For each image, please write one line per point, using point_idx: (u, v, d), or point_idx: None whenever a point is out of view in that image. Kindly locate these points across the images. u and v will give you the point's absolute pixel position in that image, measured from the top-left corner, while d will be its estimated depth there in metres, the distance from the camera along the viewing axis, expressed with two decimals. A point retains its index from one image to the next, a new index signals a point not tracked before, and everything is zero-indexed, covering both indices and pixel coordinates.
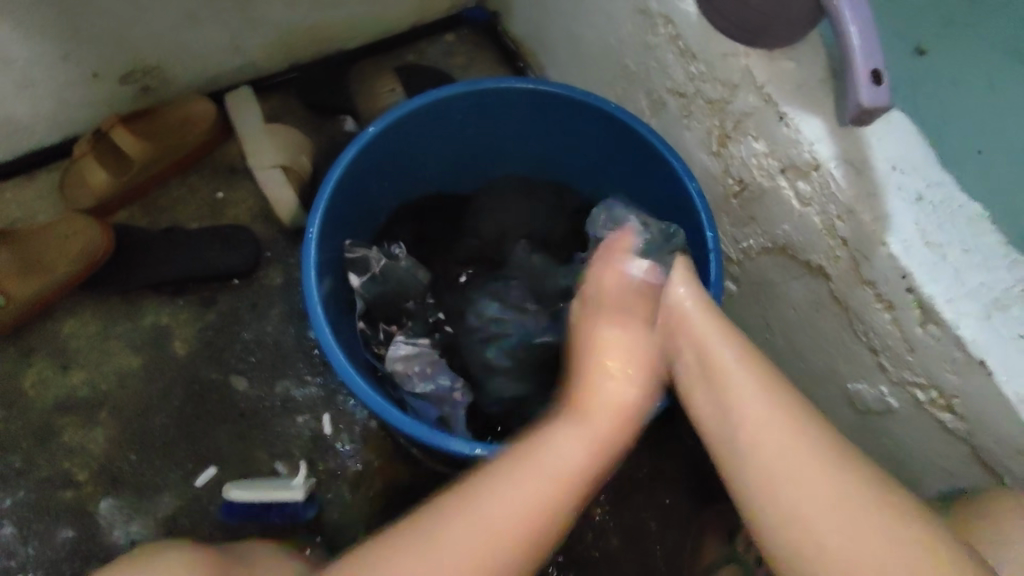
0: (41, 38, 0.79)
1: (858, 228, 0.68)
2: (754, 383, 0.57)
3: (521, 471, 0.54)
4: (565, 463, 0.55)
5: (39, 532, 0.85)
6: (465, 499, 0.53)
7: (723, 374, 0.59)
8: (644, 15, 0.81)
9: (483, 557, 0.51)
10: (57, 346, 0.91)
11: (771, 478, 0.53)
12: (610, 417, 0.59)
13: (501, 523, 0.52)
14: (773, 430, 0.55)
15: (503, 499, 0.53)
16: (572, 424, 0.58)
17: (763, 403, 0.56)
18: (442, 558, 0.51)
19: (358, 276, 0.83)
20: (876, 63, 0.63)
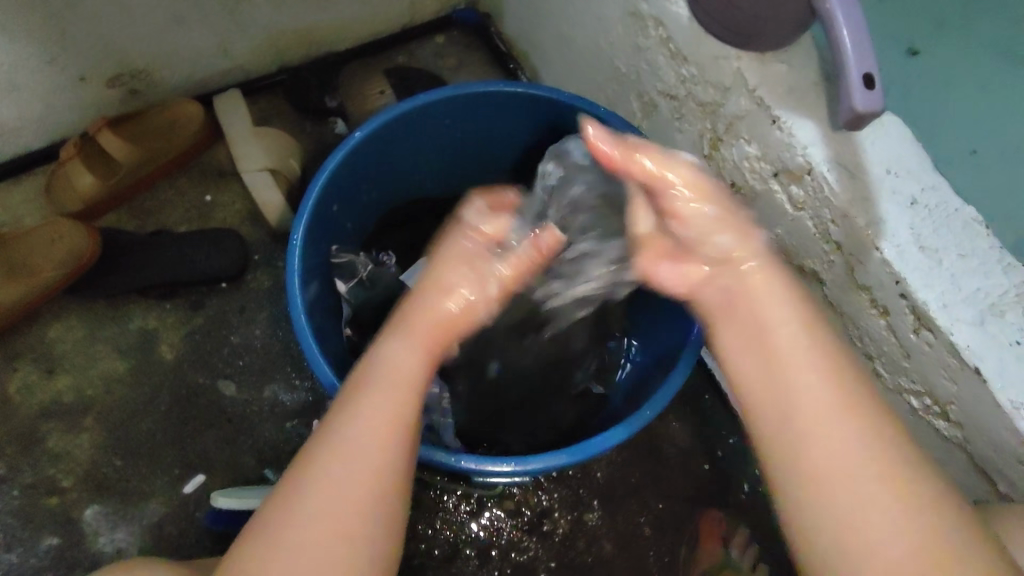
0: (27, 41, 0.78)
1: (853, 232, 0.67)
2: (840, 406, 0.50)
3: (371, 393, 0.53)
4: (403, 367, 0.55)
5: (24, 540, 0.84)
6: (319, 447, 0.51)
7: (792, 366, 0.52)
8: (634, 17, 0.81)
9: (352, 504, 0.48)
10: (43, 351, 0.90)
11: (832, 482, 0.47)
12: (434, 325, 0.58)
13: (359, 459, 0.50)
14: (841, 439, 0.48)
15: (358, 433, 0.51)
16: (403, 334, 0.57)
17: (846, 433, 0.48)
18: (317, 510, 0.48)
19: (342, 281, 0.84)
20: (868, 67, 0.62)
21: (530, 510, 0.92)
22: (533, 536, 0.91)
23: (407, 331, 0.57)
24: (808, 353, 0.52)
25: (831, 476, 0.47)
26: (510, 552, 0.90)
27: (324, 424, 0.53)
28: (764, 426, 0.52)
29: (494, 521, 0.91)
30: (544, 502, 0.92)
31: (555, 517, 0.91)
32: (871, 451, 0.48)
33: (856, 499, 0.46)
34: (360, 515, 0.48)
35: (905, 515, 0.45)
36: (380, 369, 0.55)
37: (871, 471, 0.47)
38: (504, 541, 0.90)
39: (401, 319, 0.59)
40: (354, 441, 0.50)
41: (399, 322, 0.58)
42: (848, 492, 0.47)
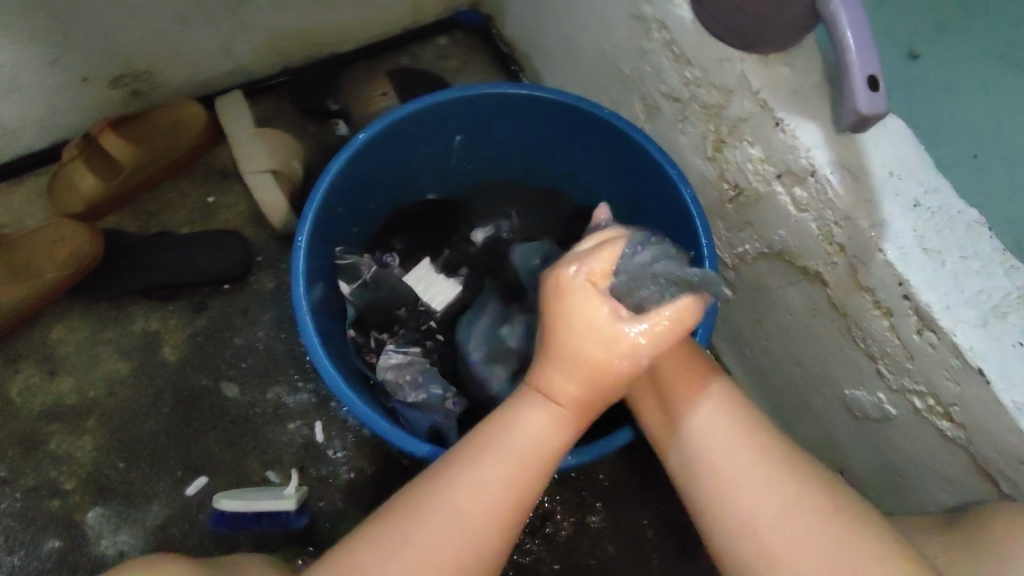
0: (29, 41, 0.78)
1: (856, 234, 0.68)
2: (725, 412, 0.55)
3: (491, 459, 0.52)
4: (536, 443, 0.53)
5: (25, 542, 0.84)
6: (436, 485, 0.51)
7: (702, 395, 0.57)
8: (638, 19, 0.81)
9: (456, 564, 0.48)
10: (45, 353, 0.90)
11: (744, 496, 0.51)
12: (576, 395, 0.53)
13: (476, 522, 0.50)
14: (725, 439, 0.54)
15: (482, 480, 0.51)
16: (540, 396, 0.54)
17: (723, 423, 0.54)
18: (449, 516, 0.50)
19: (348, 282, 0.84)
20: (873, 69, 0.63)
21: (534, 511, 0.92)
22: (535, 538, 0.91)
23: (550, 385, 0.54)
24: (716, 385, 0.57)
25: (736, 490, 0.51)
26: (513, 554, 0.90)
27: (440, 481, 0.51)
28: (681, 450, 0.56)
29: None
30: (548, 503, 0.92)
31: (558, 519, 0.92)
32: (771, 467, 0.52)
33: (768, 510, 0.50)
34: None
35: (821, 516, 0.49)
36: (513, 442, 0.52)
37: (787, 485, 0.51)
38: None
39: (523, 382, 0.56)
40: (495, 487, 0.51)
41: (542, 384, 0.54)
42: (764, 506, 0.50)
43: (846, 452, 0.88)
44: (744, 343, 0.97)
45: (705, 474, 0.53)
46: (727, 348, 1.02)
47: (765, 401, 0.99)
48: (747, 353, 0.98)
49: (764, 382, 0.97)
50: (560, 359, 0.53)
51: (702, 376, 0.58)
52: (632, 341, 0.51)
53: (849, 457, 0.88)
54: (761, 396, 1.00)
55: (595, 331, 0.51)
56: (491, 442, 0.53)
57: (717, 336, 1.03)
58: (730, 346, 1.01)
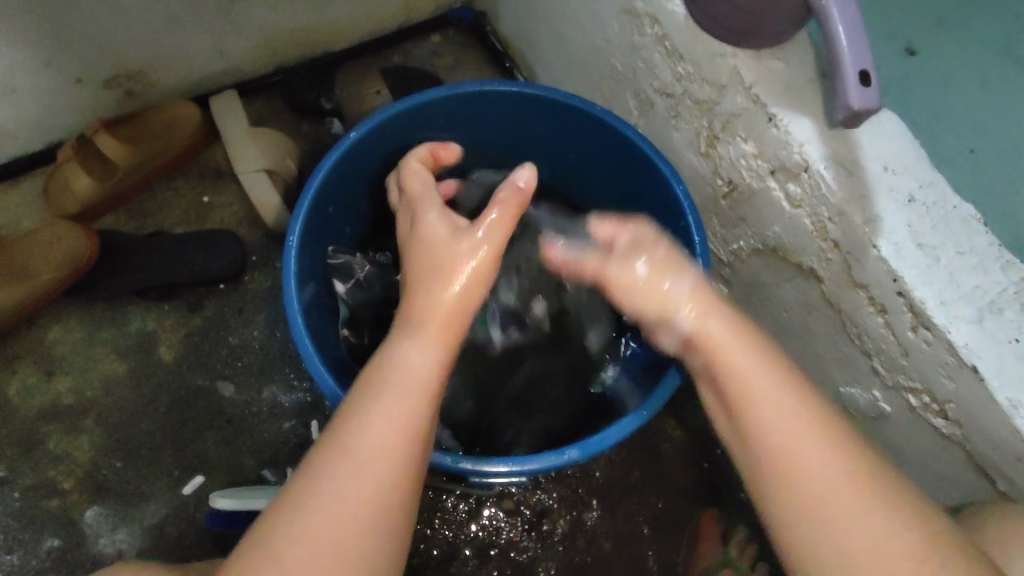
0: (23, 43, 0.78)
1: (850, 230, 0.67)
2: (786, 400, 0.54)
3: (385, 393, 0.54)
4: (419, 367, 0.55)
5: (24, 542, 0.84)
6: (334, 445, 0.52)
7: (753, 383, 0.56)
8: (630, 15, 0.80)
9: (369, 490, 0.50)
10: (42, 353, 0.91)
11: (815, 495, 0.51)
12: (445, 305, 0.58)
13: (371, 454, 0.51)
14: (801, 436, 0.53)
15: (374, 417, 0.52)
16: (411, 329, 0.57)
17: (794, 413, 0.54)
18: (356, 474, 0.50)
19: (341, 282, 0.84)
20: (865, 64, 0.62)
21: (530, 508, 0.92)
22: (531, 535, 0.91)
23: (421, 317, 0.57)
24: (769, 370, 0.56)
25: (812, 490, 0.51)
26: (509, 551, 0.90)
27: (334, 422, 0.54)
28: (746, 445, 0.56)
29: (493, 520, 0.91)
30: (543, 500, 0.92)
31: (554, 515, 0.92)
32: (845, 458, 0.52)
33: (830, 508, 0.50)
34: (371, 504, 0.50)
35: (880, 517, 0.50)
36: (395, 371, 0.55)
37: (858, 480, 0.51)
38: (503, 539, 0.90)
39: (410, 316, 0.58)
40: (394, 421, 0.52)
41: (410, 318, 0.58)
42: (833, 508, 0.50)
43: None
44: None
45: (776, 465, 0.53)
46: None
47: None
48: None
49: None
50: (416, 314, 0.58)
51: (758, 363, 0.56)
52: (466, 242, 0.59)
53: None
54: None
55: (434, 267, 0.59)
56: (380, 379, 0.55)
57: None
58: None
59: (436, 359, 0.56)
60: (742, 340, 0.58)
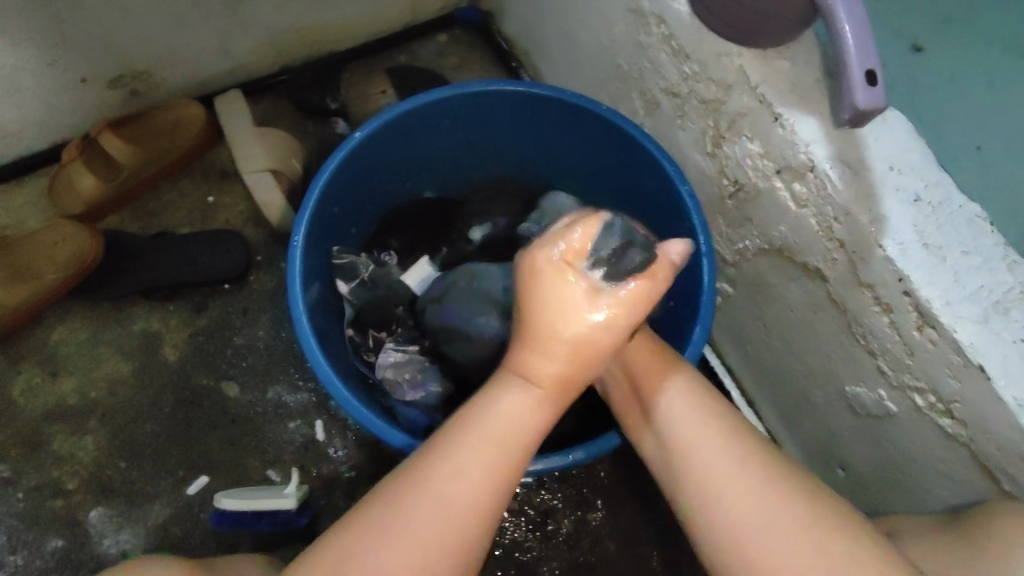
0: (28, 43, 0.78)
1: (856, 230, 0.67)
2: (695, 406, 0.57)
3: (482, 446, 0.51)
4: (515, 427, 0.52)
5: (28, 542, 0.84)
6: (412, 489, 0.50)
7: (664, 390, 0.59)
8: (636, 15, 0.80)
9: (445, 540, 0.48)
10: (47, 353, 0.91)
11: (724, 496, 0.52)
12: (557, 373, 0.52)
13: (456, 508, 0.49)
14: (700, 437, 0.55)
15: (462, 469, 0.50)
16: (524, 380, 0.53)
17: (689, 413, 0.57)
18: (421, 528, 0.48)
19: (346, 282, 0.83)
20: (871, 63, 0.62)
21: (534, 509, 0.91)
22: (534, 536, 0.91)
23: (534, 367, 0.53)
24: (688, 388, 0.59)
25: (709, 481, 0.53)
26: (513, 552, 0.90)
27: (419, 460, 0.51)
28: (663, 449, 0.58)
29: (497, 520, 0.91)
30: (548, 501, 0.92)
31: (559, 516, 0.91)
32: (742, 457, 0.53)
33: (761, 520, 0.50)
34: (445, 556, 0.48)
35: (786, 508, 0.50)
36: (483, 426, 0.52)
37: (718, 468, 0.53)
38: (508, 540, 0.90)
39: (523, 351, 0.53)
40: (472, 479, 0.50)
41: (521, 360, 0.53)
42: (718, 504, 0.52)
43: (848, 449, 0.87)
44: (746, 341, 0.97)
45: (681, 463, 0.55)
46: (728, 344, 1.02)
47: (768, 398, 0.98)
48: (749, 350, 0.97)
49: (766, 379, 0.97)
50: (522, 360, 0.53)
51: (684, 382, 0.60)
52: (591, 301, 0.51)
53: (851, 454, 0.87)
54: (763, 394, 0.99)
55: (558, 316, 0.51)
56: (472, 425, 0.52)
57: (718, 333, 1.02)
58: (732, 343, 1.00)
59: (530, 435, 0.52)
60: (661, 359, 0.61)
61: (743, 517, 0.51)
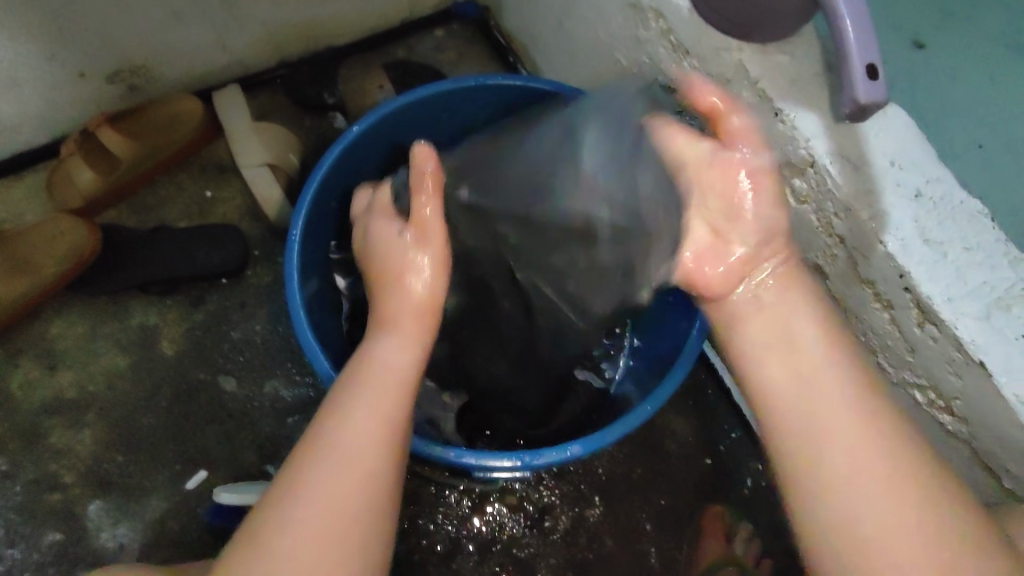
0: (25, 37, 0.78)
1: (857, 227, 0.67)
2: (842, 381, 0.57)
3: (363, 395, 0.55)
4: (391, 369, 0.57)
5: (26, 536, 0.84)
6: (317, 449, 0.52)
7: (816, 361, 0.58)
8: (635, 9, 0.80)
9: (352, 484, 0.51)
10: (45, 347, 0.91)
11: (851, 482, 0.54)
12: (411, 309, 0.59)
13: (357, 451, 0.52)
14: (859, 420, 0.55)
15: (353, 424, 0.53)
16: (386, 329, 0.59)
17: (838, 399, 0.56)
18: (333, 483, 0.51)
19: (343, 276, 0.84)
20: (873, 56, 0.61)
21: (532, 505, 0.91)
22: (533, 533, 0.90)
23: (393, 317, 0.59)
24: (855, 369, 0.57)
25: (850, 475, 0.54)
26: (511, 547, 0.90)
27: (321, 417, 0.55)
28: (777, 420, 0.58)
29: (495, 516, 0.91)
30: (546, 497, 0.92)
31: (556, 512, 0.91)
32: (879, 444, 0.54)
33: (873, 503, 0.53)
34: (356, 489, 0.51)
35: (905, 508, 0.52)
36: (365, 372, 0.56)
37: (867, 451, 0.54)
38: (505, 536, 0.90)
39: (384, 316, 0.60)
40: (365, 428, 0.53)
41: (387, 318, 0.60)
42: (844, 469, 0.54)
43: None
44: None
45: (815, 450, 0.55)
46: None
47: None
48: None
49: None
50: (390, 317, 0.60)
51: (841, 343, 0.59)
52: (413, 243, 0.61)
53: None
54: None
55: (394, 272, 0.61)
56: (359, 378, 0.56)
57: None
58: None
59: (403, 389, 0.56)
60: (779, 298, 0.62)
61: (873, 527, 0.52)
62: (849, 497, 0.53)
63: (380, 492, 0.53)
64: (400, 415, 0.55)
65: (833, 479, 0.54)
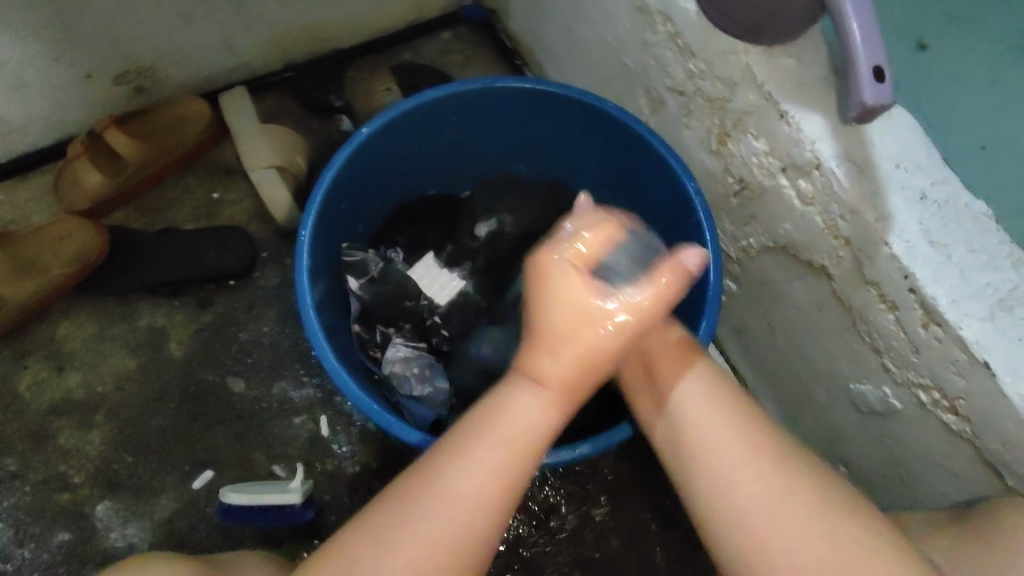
0: (33, 38, 0.78)
1: (861, 227, 0.67)
2: (713, 408, 0.56)
3: (484, 442, 0.51)
4: (528, 423, 0.51)
5: (35, 536, 0.85)
6: (429, 484, 0.50)
7: (674, 392, 0.58)
8: (642, 13, 0.80)
9: (458, 524, 0.49)
10: (54, 348, 0.91)
11: (756, 506, 0.51)
12: (564, 368, 0.51)
13: (467, 497, 0.50)
14: (738, 452, 0.53)
15: (471, 464, 0.50)
16: (527, 378, 0.52)
17: (726, 424, 0.54)
18: (431, 522, 0.49)
19: (356, 279, 0.84)
20: (879, 59, 0.61)
21: (537, 504, 0.92)
22: (539, 534, 0.91)
23: (536, 366, 0.52)
24: (723, 408, 0.55)
25: (740, 491, 0.52)
26: (517, 546, 0.90)
27: (423, 466, 0.52)
28: (676, 449, 0.57)
29: None
30: (551, 497, 0.92)
31: (562, 512, 0.92)
32: (762, 459, 0.52)
33: (792, 523, 0.50)
34: (466, 532, 0.49)
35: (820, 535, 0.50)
36: (493, 427, 0.51)
37: (739, 461, 0.53)
38: (511, 535, 0.91)
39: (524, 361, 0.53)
40: (476, 480, 0.50)
41: (527, 365, 0.53)
42: (723, 469, 0.53)
43: (851, 444, 0.88)
44: (749, 337, 0.97)
45: (717, 478, 0.53)
46: (732, 342, 1.02)
47: (770, 395, 0.99)
48: (751, 347, 0.98)
49: (768, 376, 0.97)
50: (531, 362, 0.52)
51: (700, 378, 0.58)
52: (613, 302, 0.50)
53: (853, 449, 0.88)
54: (765, 390, 1.00)
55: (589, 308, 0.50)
56: (486, 425, 0.52)
57: (721, 329, 1.03)
58: (735, 339, 1.00)
59: (528, 450, 0.52)
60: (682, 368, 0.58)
61: (789, 551, 0.50)
62: (755, 521, 0.51)
63: (484, 538, 0.50)
64: (524, 468, 0.51)
65: (720, 479, 0.53)
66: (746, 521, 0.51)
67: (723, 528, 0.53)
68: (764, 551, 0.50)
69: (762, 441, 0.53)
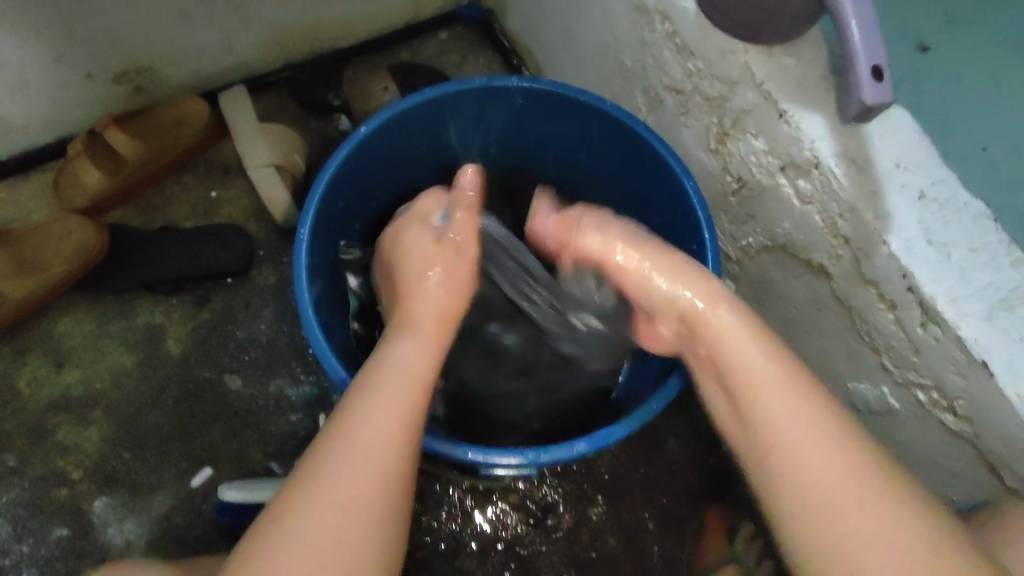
0: (34, 38, 0.78)
1: (859, 227, 0.67)
2: (788, 389, 0.57)
3: (378, 392, 0.58)
4: (403, 366, 0.60)
5: (34, 531, 0.85)
6: (335, 438, 0.56)
7: (735, 369, 0.60)
8: (640, 12, 0.80)
9: (363, 476, 0.54)
10: (54, 344, 0.91)
11: (812, 491, 0.54)
12: (431, 314, 0.66)
13: (372, 444, 0.55)
14: (803, 430, 0.55)
15: (374, 418, 0.56)
16: (403, 335, 0.63)
17: (792, 407, 0.57)
18: (342, 477, 0.53)
19: (353, 276, 0.85)
20: (879, 57, 0.61)
21: (535, 503, 0.92)
22: (536, 533, 0.91)
23: (408, 329, 0.64)
24: (779, 374, 0.58)
25: (803, 475, 0.54)
26: (515, 545, 0.90)
27: (330, 429, 0.57)
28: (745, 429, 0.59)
29: (498, 515, 0.91)
30: (549, 496, 0.92)
31: (560, 511, 0.92)
32: (834, 439, 0.55)
33: (856, 509, 0.52)
34: (372, 487, 0.54)
35: (887, 517, 0.52)
36: (387, 373, 0.59)
37: (800, 434, 0.55)
38: (508, 534, 0.91)
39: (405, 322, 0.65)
40: (378, 426, 0.56)
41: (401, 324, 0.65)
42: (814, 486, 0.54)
43: None
44: None
45: (777, 458, 0.56)
46: None
47: None
48: None
49: None
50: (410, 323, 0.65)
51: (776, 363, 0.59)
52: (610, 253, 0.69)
53: None
54: None
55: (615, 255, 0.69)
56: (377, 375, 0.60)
57: None
58: None
59: (420, 393, 0.59)
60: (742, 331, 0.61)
61: (846, 529, 0.52)
62: (812, 508, 0.54)
63: (386, 496, 0.54)
64: (413, 420, 0.58)
65: (816, 493, 0.54)
66: (813, 510, 0.53)
67: (788, 510, 0.55)
68: (819, 533, 0.53)
69: (831, 418, 0.56)
